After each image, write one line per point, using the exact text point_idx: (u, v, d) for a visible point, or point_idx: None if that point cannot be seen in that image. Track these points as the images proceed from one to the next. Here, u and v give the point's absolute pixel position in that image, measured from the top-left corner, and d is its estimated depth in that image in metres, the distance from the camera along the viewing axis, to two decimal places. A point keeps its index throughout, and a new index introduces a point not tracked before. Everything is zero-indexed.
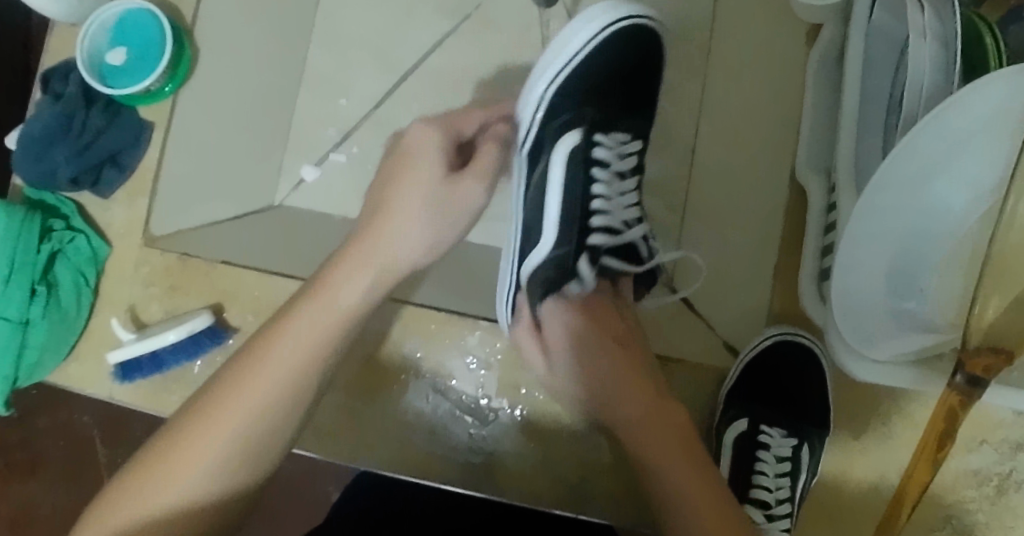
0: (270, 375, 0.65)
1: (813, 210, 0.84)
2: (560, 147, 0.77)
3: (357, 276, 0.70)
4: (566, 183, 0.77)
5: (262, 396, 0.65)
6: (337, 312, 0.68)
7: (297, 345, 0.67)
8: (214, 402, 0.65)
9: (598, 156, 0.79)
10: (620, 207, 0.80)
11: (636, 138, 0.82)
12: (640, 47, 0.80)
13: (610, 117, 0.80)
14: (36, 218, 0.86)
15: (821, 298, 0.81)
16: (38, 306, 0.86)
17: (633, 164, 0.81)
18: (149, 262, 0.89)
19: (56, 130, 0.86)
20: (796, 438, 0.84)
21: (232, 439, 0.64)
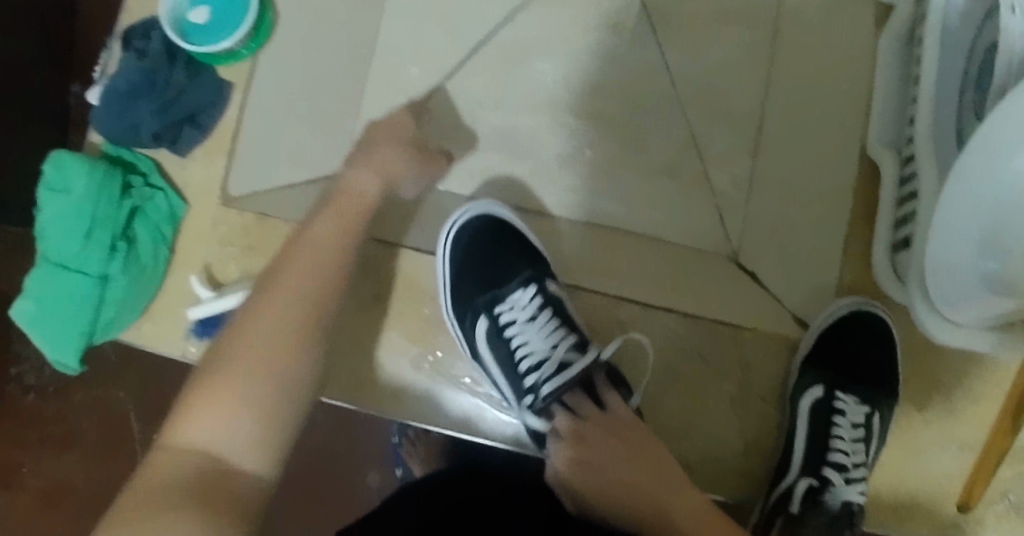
0: (258, 346, 0.68)
1: (887, 183, 0.88)
2: (483, 346, 0.88)
3: (294, 295, 0.71)
4: (494, 357, 0.88)
5: (259, 363, 0.67)
6: (288, 324, 0.70)
7: (266, 354, 0.68)
8: (204, 421, 0.64)
9: (507, 321, 0.89)
10: (543, 335, 0.88)
11: (527, 286, 0.89)
12: (495, 234, 0.90)
13: (497, 289, 0.90)
14: (116, 175, 0.87)
15: (894, 270, 0.86)
16: (118, 261, 0.86)
17: (541, 307, 0.89)
18: (227, 221, 0.89)
19: (140, 85, 0.88)
20: (868, 406, 0.85)
21: (241, 449, 0.64)
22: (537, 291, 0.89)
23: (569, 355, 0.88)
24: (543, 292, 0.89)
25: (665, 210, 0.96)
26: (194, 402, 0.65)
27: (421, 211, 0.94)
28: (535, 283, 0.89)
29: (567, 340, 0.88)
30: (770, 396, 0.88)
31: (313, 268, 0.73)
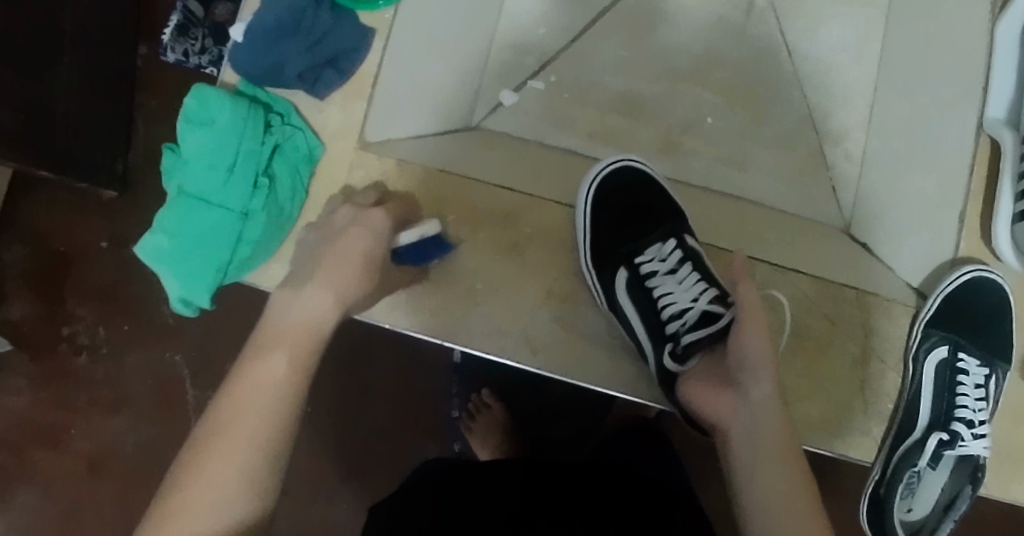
0: (253, 413, 0.67)
1: (1007, 157, 0.91)
2: (622, 293, 0.89)
3: (282, 341, 0.70)
4: (635, 305, 0.88)
5: (239, 442, 0.66)
6: (282, 373, 0.69)
7: (257, 398, 0.67)
8: (207, 469, 0.65)
9: (648, 271, 0.91)
10: (684, 284, 0.89)
11: (668, 238, 0.92)
12: (638, 185, 0.94)
13: (636, 241, 0.93)
14: (259, 113, 0.86)
15: (1014, 241, 0.89)
16: (259, 198, 0.85)
17: (681, 258, 0.90)
18: (363, 164, 0.89)
19: (287, 24, 0.87)
20: (988, 368, 0.89)
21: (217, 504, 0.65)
22: (676, 244, 0.91)
23: (712, 307, 0.86)
24: (684, 244, 0.91)
25: (781, 180, 0.99)
26: (197, 448, 0.66)
27: (546, 165, 0.95)
28: (673, 237, 0.92)
29: (709, 292, 0.87)
30: (893, 358, 0.89)
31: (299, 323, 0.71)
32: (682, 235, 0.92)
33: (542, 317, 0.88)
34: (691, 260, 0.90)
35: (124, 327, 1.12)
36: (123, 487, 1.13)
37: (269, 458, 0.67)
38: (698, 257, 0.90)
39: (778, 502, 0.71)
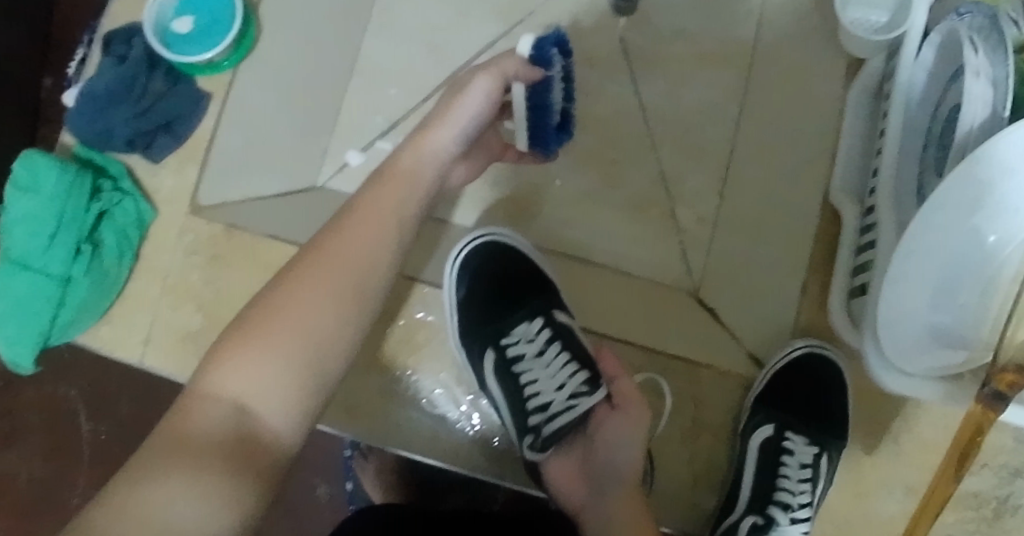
0: (290, 327, 0.65)
1: (847, 229, 0.88)
2: (492, 378, 0.87)
3: (373, 220, 0.72)
4: (503, 391, 0.88)
5: (274, 344, 0.65)
6: (363, 242, 0.70)
7: (356, 243, 0.70)
8: (280, 314, 0.66)
9: (515, 354, 0.91)
10: (550, 368, 0.90)
11: (535, 317, 0.92)
12: (507, 259, 0.92)
13: (504, 320, 0.93)
14: (86, 180, 0.86)
15: (850, 316, 0.85)
16: (81, 264, 0.86)
17: (549, 338, 0.91)
18: (193, 230, 0.89)
19: (117, 90, 0.88)
20: (814, 447, 0.88)
21: (283, 366, 0.64)
22: (543, 323, 0.91)
23: (581, 389, 0.88)
24: (552, 323, 0.91)
25: (629, 242, 0.99)
26: (247, 319, 0.66)
27: None
28: (541, 315, 0.91)
29: (579, 375, 0.88)
30: (723, 433, 0.86)
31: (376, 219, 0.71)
32: (550, 313, 0.91)
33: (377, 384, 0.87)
34: (560, 339, 0.90)
35: None
36: None
37: (315, 367, 0.65)
38: (566, 337, 0.90)
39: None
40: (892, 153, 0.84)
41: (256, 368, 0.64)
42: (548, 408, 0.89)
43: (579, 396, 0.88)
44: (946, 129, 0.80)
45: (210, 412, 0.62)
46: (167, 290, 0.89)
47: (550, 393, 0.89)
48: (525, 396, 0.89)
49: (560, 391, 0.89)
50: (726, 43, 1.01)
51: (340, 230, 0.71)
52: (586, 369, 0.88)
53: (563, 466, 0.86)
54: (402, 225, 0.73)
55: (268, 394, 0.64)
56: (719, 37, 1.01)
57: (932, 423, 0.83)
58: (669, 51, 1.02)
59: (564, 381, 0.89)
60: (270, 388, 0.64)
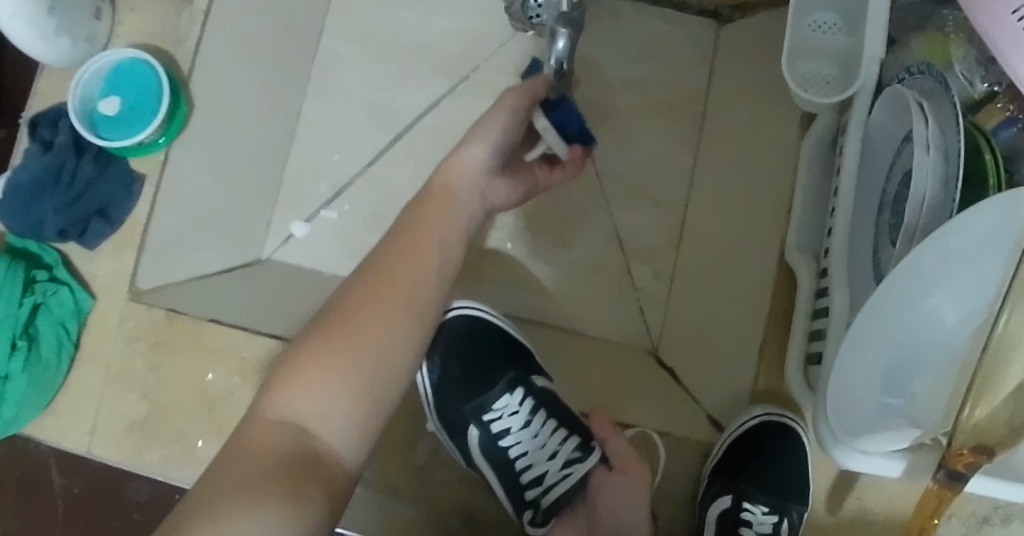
0: (346, 355, 0.62)
1: (802, 293, 0.85)
2: (478, 458, 0.86)
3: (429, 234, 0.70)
4: (494, 467, 0.86)
5: (332, 367, 0.62)
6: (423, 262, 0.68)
7: (421, 260, 0.68)
8: (335, 342, 0.63)
9: (500, 428, 0.88)
10: (538, 436, 0.87)
11: (515, 387, 0.88)
12: (480, 330, 0.91)
13: (482, 395, 0.89)
14: (19, 270, 0.85)
15: (809, 385, 0.83)
16: (18, 361, 0.84)
17: (532, 407, 0.88)
18: (134, 316, 0.87)
19: (45, 180, 0.86)
20: (777, 515, 0.86)
21: (343, 396, 0.61)
22: (524, 393, 0.88)
23: (574, 455, 0.87)
24: (532, 391, 0.88)
25: (586, 301, 0.97)
26: (307, 346, 0.63)
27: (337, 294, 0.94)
28: (521, 384, 0.89)
29: (570, 442, 0.87)
30: (683, 502, 0.87)
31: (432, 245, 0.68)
32: (529, 380, 0.89)
33: None
34: (544, 406, 0.88)
35: None
36: None
37: (378, 396, 0.62)
38: (549, 400, 0.88)
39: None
40: (846, 218, 0.80)
41: (311, 397, 0.61)
42: (543, 480, 0.87)
43: (573, 463, 0.87)
44: (899, 197, 0.77)
45: (273, 437, 0.59)
46: (110, 378, 0.86)
47: (543, 463, 0.87)
48: (517, 471, 0.87)
49: (553, 461, 0.87)
50: (677, 92, 0.98)
51: (404, 252, 0.68)
52: (575, 433, 0.87)
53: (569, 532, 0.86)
54: (446, 251, 0.70)
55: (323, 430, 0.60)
56: (669, 84, 0.98)
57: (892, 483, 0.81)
58: (619, 102, 0.99)
59: (555, 450, 0.87)
60: (334, 422, 0.61)
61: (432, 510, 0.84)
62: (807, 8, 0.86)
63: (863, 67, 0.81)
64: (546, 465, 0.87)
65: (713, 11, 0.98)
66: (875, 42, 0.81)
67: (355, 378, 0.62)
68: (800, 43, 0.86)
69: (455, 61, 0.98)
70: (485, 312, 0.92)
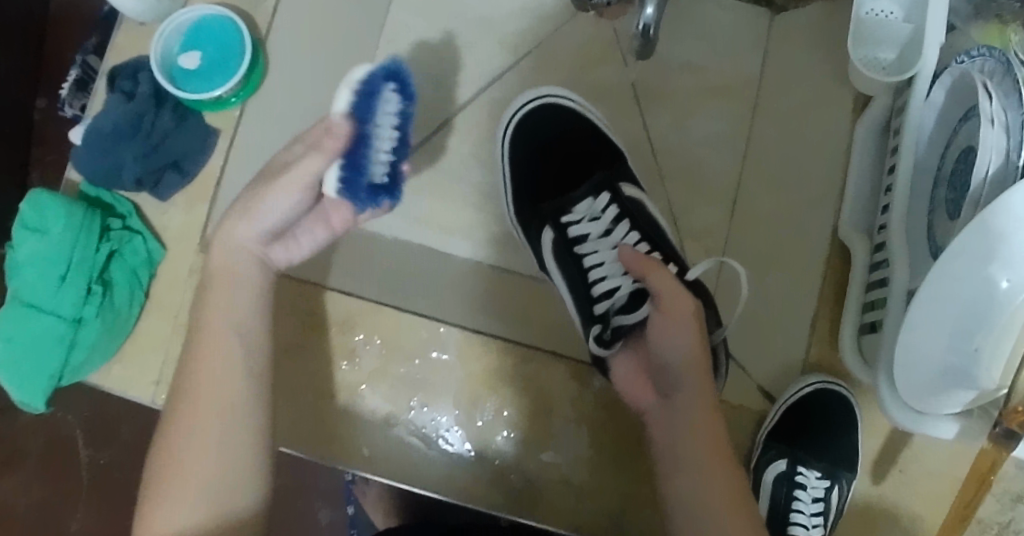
0: (197, 472, 0.66)
1: (857, 266, 0.89)
2: (550, 259, 0.91)
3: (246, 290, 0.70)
4: (563, 272, 0.90)
5: (182, 500, 0.65)
6: (230, 391, 0.68)
7: (221, 390, 0.68)
8: (170, 488, 0.65)
9: (579, 233, 0.90)
10: (614, 247, 0.89)
11: (601, 193, 0.91)
12: (568, 117, 0.95)
13: (567, 197, 0.92)
14: (94, 220, 0.86)
15: (860, 354, 0.87)
16: (92, 306, 0.85)
17: (615, 217, 0.90)
18: (205, 269, 0.89)
19: (125, 128, 0.87)
20: (828, 481, 0.89)
21: (190, 527, 0.65)
22: (609, 199, 0.90)
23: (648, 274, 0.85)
24: (617, 199, 0.90)
25: None
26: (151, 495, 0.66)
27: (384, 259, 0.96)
28: (607, 190, 0.91)
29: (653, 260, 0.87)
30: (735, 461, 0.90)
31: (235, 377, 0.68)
32: (615, 187, 0.91)
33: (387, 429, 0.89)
34: (627, 216, 0.90)
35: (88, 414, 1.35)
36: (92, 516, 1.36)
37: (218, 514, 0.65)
38: (632, 213, 0.90)
39: (719, 499, 0.72)
40: (904, 193, 0.84)
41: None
42: (613, 292, 0.87)
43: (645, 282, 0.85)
44: (956, 174, 0.80)
45: None
46: (178, 329, 0.88)
47: (614, 276, 0.87)
48: (587, 269, 0.89)
49: (624, 276, 0.86)
50: (731, 75, 0.99)
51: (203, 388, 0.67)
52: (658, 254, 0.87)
53: (627, 367, 0.82)
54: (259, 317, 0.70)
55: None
56: (724, 68, 1.00)
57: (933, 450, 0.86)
58: (673, 81, 1.00)
59: None
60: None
61: (492, 467, 0.89)
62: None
63: (925, 52, 0.83)
64: (616, 281, 0.86)
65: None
66: (938, 28, 0.83)
67: (204, 506, 0.65)
68: (863, 27, 0.89)
69: (518, 37, 1.01)
70: (565, 98, 0.96)
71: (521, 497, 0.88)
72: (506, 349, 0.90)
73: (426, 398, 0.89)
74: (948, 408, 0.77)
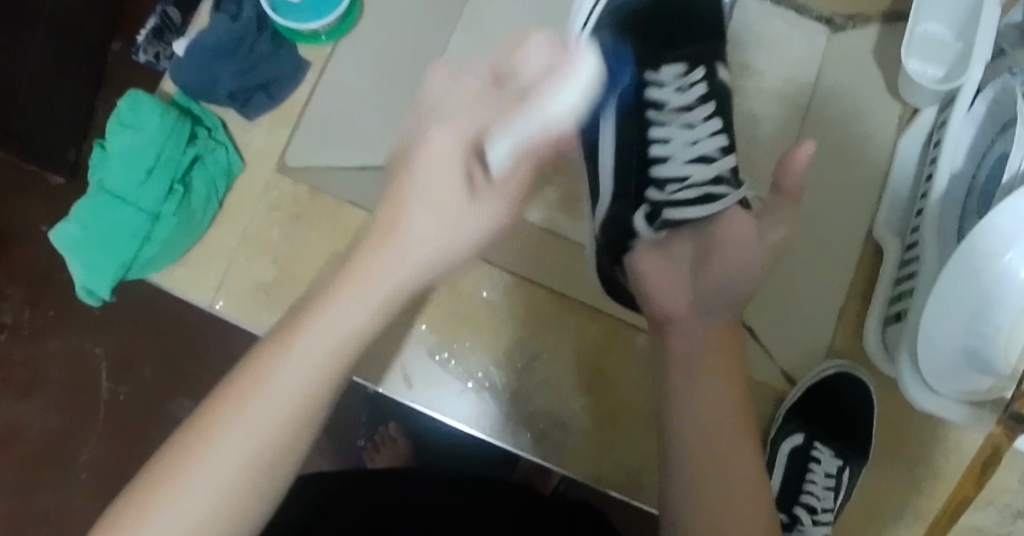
0: (329, 320, 0.59)
1: (888, 261, 0.94)
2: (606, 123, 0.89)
3: (446, 205, 0.60)
4: (618, 138, 0.90)
5: (322, 341, 0.59)
6: (423, 244, 0.60)
7: (419, 205, 0.60)
8: (309, 318, 0.59)
9: (656, 95, 0.92)
10: (681, 120, 0.91)
11: (696, 67, 0.94)
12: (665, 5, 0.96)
13: (655, 55, 0.94)
14: (185, 125, 0.92)
15: (883, 342, 0.92)
16: (171, 204, 0.90)
17: (701, 94, 0.92)
18: (277, 188, 0.93)
19: (227, 45, 0.95)
20: (841, 460, 0.97)
21: (304, 376, 0.58)
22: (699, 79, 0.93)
23: (710, 154, 0.89)
24: (709, 78, 0.93)
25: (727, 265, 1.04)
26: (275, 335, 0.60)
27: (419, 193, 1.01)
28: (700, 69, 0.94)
29: (716, 137, 0.90)
30: None
31: (423, 223, 0.60)
32: (712, 66, 0.94)
33: (430, 360, 0.93)
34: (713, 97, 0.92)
35: (116, 346, 1.40)
36: (102, 447, 1.39)
37: (331, 374, 0.59)
38: (720, 95, 0.93)
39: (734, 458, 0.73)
40: (939, 194, 0.89)
41: (279, 373, 0.58)
42: (671, 175, 0.89)
43: (697, 167, 0.88)
44: (992, 178, 0.85)
45: (235, 433, 0.57)
46: (244, 241, 0.92)
47: (672, 145, 0.90)
48: (650, 135, 0.90)
49: (689, 150, 0.89)
50: (788, 82, 1.06)
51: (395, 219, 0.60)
52: (724, 133, 0.90)
53: (652, 264, 0.85)
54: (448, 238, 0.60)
55: (282, 395, 0.58)
56: (783, 70, 1.07)
57: (943, 442, 0.90)
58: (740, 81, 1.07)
59: (702, 139, 0.89)
60: (282, 386, 0.58)
61: (523, 408, 0.93)
62: (922, 17, 0.96)
63: (971, 67, 0.90)
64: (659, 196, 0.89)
65: (827, 18, 1.07)
66: (986, 45, 0.90)
67: (325, 364, 0.59)
68: (916, 44, 0.96)
69: None
70: None
71: (547, 442, 0.92)
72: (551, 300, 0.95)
73: (470, 336, 0.94)
74: (961, 395, 0.83)
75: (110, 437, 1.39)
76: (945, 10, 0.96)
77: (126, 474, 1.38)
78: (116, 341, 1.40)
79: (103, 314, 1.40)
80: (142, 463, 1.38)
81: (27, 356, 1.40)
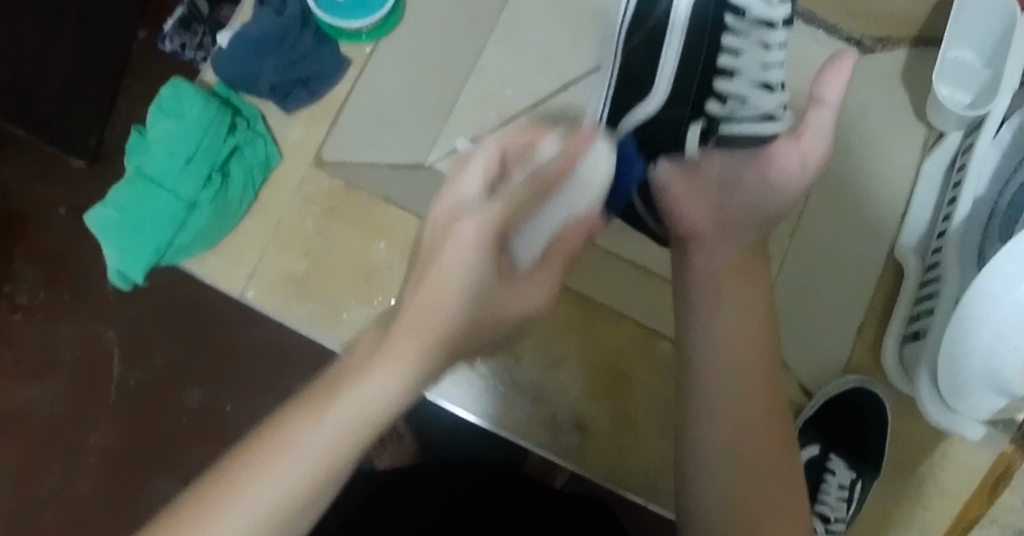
0: (326, 418, 0.50)
1: (909, 280, 0.96)
2: None
3: (450, 288, 0.51)
4: None
5: (318, 434, 0.50)
6: (429, 332, 0.51)
7: (433, 294, 0.51)
8: (300, 419, 0.51)
9: None
10: None
11: None
12: None
13: None
14: (226, 114, 0.93)
15: (900, 359, 0.95)
16: (208, 192, 0.91)
17: None
18: (313, 181, 0.94)
19: (269, 40, 0.95)
20: (855, 473, 1.00)
21: (302, 480, 0.50)
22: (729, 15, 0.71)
23: None
24: None
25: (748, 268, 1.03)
26: (276, 420, 0.52)
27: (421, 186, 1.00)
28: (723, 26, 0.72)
29: None
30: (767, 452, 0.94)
31: (440, 303, 0.51)
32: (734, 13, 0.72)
33: None
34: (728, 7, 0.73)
35: (129, 331, 1.40)
36: (109, 432, 1.39)
37: (326, 480, 0.51)
38: None
39: None
40: (963, 218, 0.91)
41: (269, 473, 0.50)
42: None
43: None
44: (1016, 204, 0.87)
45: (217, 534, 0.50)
46: (278, 233, 0.94)
47: None
48: None
49: None
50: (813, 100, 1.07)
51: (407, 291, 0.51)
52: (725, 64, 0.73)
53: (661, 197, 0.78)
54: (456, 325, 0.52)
55: (267, 503, 0.50)
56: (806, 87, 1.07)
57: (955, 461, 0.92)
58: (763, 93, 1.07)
59: None
60: (275, 485, 0.50)
61: (544, 409, 0.94)
62: (954, 43, 0.98)
63: (999, 95, 0.92)
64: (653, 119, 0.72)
65: (857, 40, 1.08)
66: (1014, 76, 0.92)
67: (319, 463, 0.50)
68: (946, 69, 0.98)
69: None
70: None
71: (565, 444, 0.94)
72: (577, 304, 0.97)
73: None
74: (977, 414, 0.86)
75: (118, 423, 1.39)
76: (977, 37, 0.98)
77: (133, 459, 1.38)
78: (129, 326, 1.40)
79: (117, 299, 1.40)
80: (148, 449, 1.38)
81: (39, 337, 1.41)
